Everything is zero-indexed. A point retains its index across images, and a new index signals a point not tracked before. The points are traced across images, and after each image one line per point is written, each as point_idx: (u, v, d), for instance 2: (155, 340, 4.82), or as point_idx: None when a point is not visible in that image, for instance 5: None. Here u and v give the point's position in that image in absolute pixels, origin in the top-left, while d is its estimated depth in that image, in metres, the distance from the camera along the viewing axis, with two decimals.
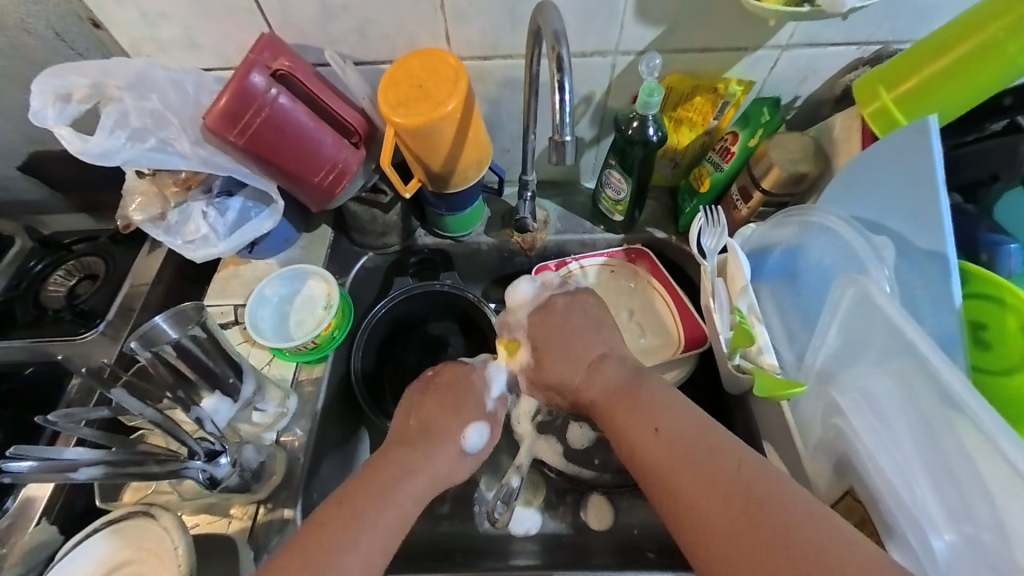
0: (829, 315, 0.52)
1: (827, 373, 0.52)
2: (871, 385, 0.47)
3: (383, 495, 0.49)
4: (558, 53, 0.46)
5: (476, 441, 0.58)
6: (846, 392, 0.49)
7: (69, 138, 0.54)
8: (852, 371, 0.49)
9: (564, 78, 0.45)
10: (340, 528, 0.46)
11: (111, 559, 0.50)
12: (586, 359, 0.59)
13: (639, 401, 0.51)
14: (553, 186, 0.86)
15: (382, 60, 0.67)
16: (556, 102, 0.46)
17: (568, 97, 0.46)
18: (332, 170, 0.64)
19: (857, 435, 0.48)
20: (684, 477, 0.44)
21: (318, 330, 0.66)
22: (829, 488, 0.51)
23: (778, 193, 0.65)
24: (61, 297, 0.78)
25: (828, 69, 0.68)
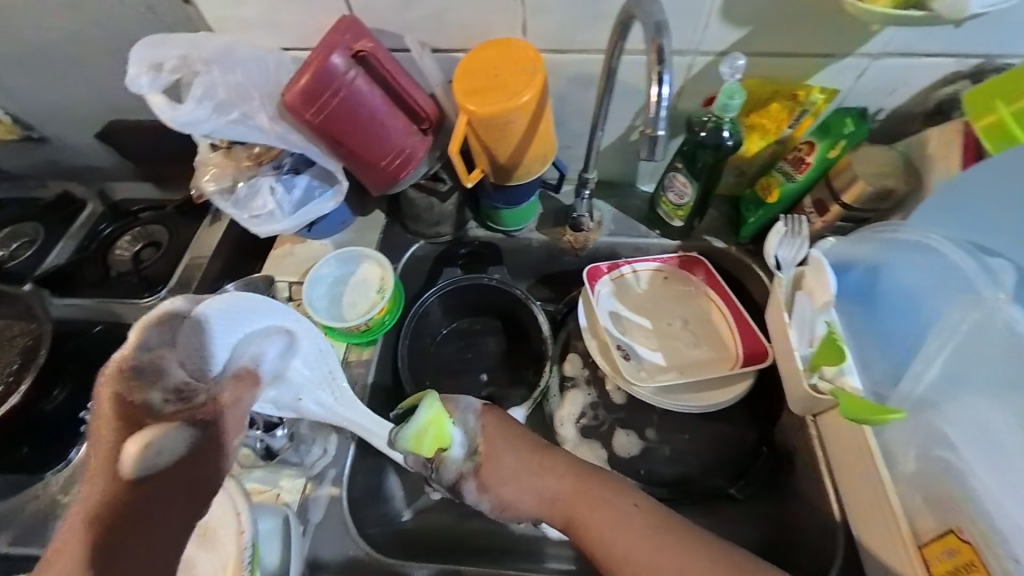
0: (941, 337, 0.50)
1: (928, 401, 0.49)
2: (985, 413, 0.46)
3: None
4: (659, 45, 0.44)
5: (154, 454, 0.37)
6: (956, 422, 0.47)
7: (162, 106, 0.55)
8: (962, 399, 0.47)
9: (665, 71, 0.44)
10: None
11: None
12: (541, 491, 0.57)
13: (595, 498, 0.54)
14: (608, 187, 0.85)
15: (456, 49, 0.66)
16: (652, 96, 0.44)
17: (666, 90, 0.44)
18: (399, 155, 0.65)
19: (970, 466, 0.45)
20: (664, 555, 0.49)
21: (372, 312, 0.68)
22: (920, 525, 0.48)
23: (860, 208, 0.62)
24: (126, 262, 0.81)
25: (920, 81, 0.64)
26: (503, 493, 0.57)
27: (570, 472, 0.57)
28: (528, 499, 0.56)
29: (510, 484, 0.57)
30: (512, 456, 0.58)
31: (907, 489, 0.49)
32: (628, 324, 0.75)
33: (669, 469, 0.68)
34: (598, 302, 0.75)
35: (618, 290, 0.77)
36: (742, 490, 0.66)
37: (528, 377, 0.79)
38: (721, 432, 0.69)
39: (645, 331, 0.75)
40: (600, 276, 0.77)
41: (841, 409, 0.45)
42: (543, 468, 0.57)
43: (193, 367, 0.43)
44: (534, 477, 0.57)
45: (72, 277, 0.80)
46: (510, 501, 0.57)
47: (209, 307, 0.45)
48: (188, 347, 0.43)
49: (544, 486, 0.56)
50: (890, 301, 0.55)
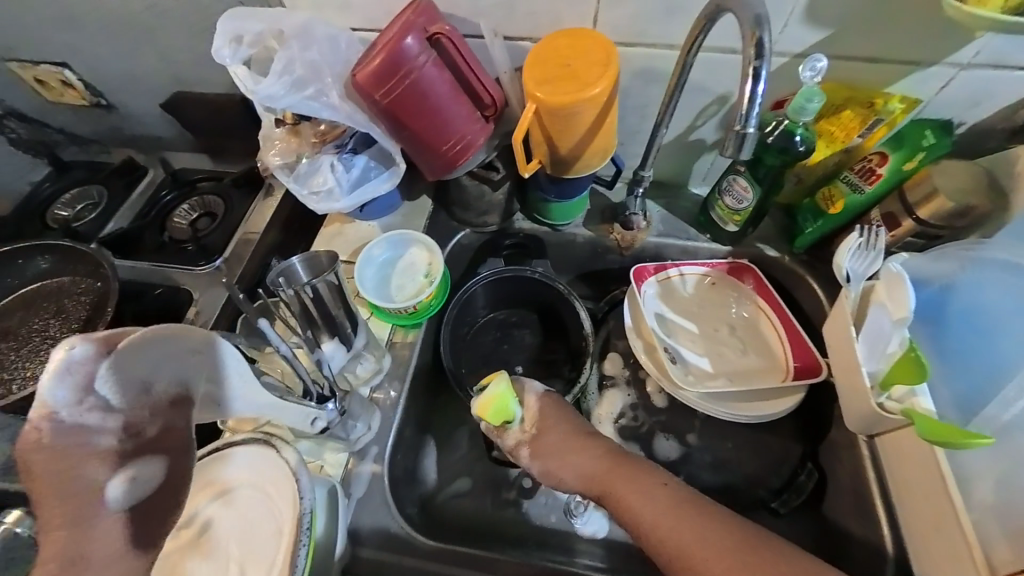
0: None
1: (1013, 426, 0.48)
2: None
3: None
4: (757, 39, 0.43)
5: (120, 494, 0.32)
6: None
7: (244, 78, 0.57)
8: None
9: (763, 67, 0.43)
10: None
11: (214, 485, 0.51)
12: (581, 468, 0.57)
13: (632, 476, 0.54)
14: (658, 187, 0.83)
15: (523, 38, 0.66)
16: (746, 94, 0.44)
17: (761, 88, 0.44)
18: (460, 141, 0.65)
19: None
20: (681, 529, 0.49)
21: (420, 297, 0.68)
22: (997, 560, 0.45)
23: (933, 224, 0.59)
24: (185, 230, 0.84)
25: (1009, 95, 0.61)
26: (554, 469, 0.58)
27: (604, 449, 0.57)
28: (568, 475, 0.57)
29: (558, 457, 0.58)
30: (557, 432, 0.59)
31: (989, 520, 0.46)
32: (673, 328, 0.74)
33: (709, 478, 0.67)
34: (643, 302, 0.74)
35: (664, 292, 0.76)
36: (784, 505, 0.64)
37: (565, 373, 0.79)
38: (763, 445, 0.67)
39: (690, 335, 0.74)
40: (646, 277, 0.75)
41: (920, 429, 0.43)
42: (584, 446, 0.58)
43: (178, 386, 0.35)
44: (575, 453, 0.58)
45: (134, 241, 0.83)
46: (557, 474, 0.58)
47: (229, 360, 0.38)
48: (107, 398, 0.31)
49: (582, 464, 0.57)
50: (969, 322, 0.53)
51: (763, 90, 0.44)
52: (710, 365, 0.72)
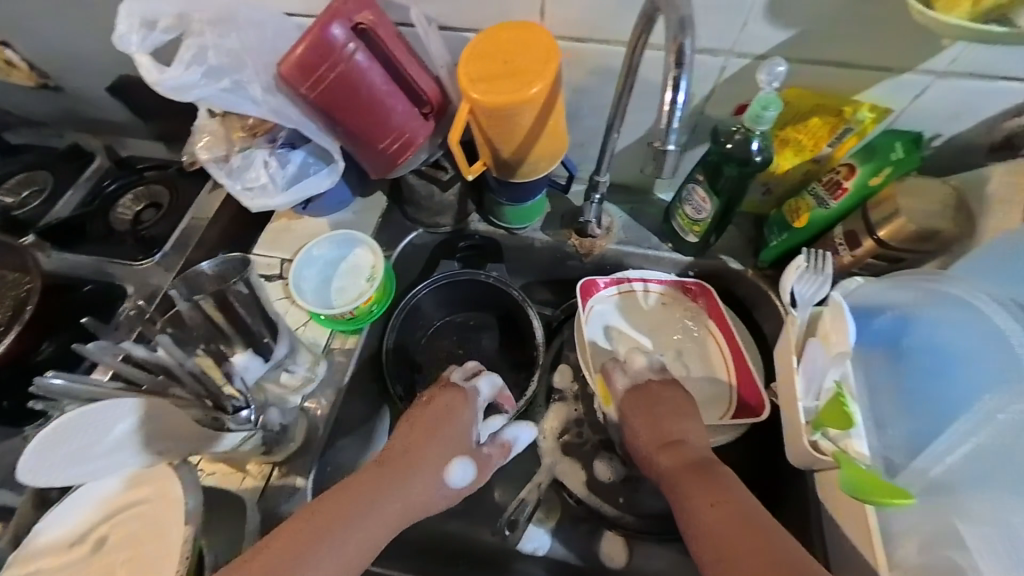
0: (970, 424, 0.43)
1: (942, 485, 0.44)
2: (1009, 515, 0.40)
3: (364, 519, 0.48)
4: (680, 44, 0.40)
5: (460, 476, 0.56)
6: (973, 521, 0.41)
7: (148, 66, 0.52)
8: (986, 495, 0.41)
9: (683, 76, 0.39)
10: (322, 537, 0.45)
11: (109, 505, 0.48)
12: (662, 433, 0.55)
13: (713, 474, 0.49)
14: (624, 191, 0.78)
15: (468, 29, 0.61)
16: (667, 102, 0.40)
17: (682, 98, 0.40)
18: (398, 138, 0.60)
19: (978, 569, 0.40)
20: (723, 522, 0.44)
21: (358, 302, 0.65)
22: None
23: (898, 247, 0.55)
24: (127, 221, 0.80)
25: (990, 107, 0.56)
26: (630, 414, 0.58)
27: (692, 457, 0.52)
28: (653, 439, 0.55)
29: (643, 420, 0.57)
30: (671, 404, 0.57)
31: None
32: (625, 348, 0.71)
33: (658, 501, 0.66)
34: (593, 321, 0.71)
35: (617, 309, 0.72)
36: None
37: (519, 382, 0.76)
38: None
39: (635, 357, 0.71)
40: (594, 295, 0.72)
41: (847, 486, 0.40)
42: (683, 413, 0.57)
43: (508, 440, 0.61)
44: (651, 432, 0.55)
45: (73, 231, 0.79)
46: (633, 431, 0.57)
47: (523, 435, 0.62)
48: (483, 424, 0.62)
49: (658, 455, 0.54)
50: (922, 359, 0.49)
51: (685, 100, 0.40)
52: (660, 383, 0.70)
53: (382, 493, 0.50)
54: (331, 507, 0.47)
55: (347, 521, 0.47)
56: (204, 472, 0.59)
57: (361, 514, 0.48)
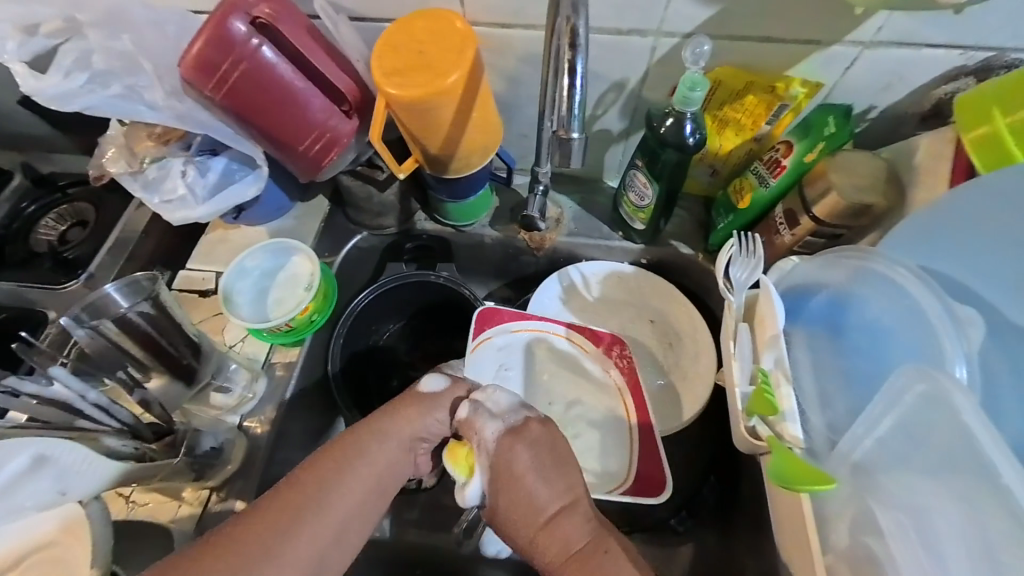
0: (884, 404, 0.40)
1: (863, 469, 0.41)
2: (924, 500, 0.37)
3: (366, 456, 0.46)
4: (574, 26, 0.41)
5: (435, 384, 0.52)
6: (889, 505, 0.39)
7: (24, 75, 0.49)
8: (901, 478, 0.39)
9: (578, 57, 0.41)
10: (323, 479, 0.43)
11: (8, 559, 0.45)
12: (539, 516, 0.46)
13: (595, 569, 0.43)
14: (571, 180, 0.76)
15: (386, 20, 0.57)
16: (564, 87, 0.41)
17: (579, 82, 0.41)
18: (319, 138, 0.57)
19: (895, 561, 0.37)
20: None
21: (294, 313, 0.62)
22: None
23: (833, 224, 0.55)
24: (50, 242, 0.76)
25: (918, 76, 0.56)
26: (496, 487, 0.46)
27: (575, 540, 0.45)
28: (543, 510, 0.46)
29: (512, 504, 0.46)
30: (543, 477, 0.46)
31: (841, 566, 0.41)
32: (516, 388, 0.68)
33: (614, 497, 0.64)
34: (480, 357, 0.67)
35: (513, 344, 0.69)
36: (683, 522, 0.65)
37: None
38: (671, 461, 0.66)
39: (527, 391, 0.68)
40: (484, 331, 0.68)
41: (774, 472, 0.40)
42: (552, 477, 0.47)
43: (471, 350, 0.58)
44: (535, 518, 0.45)
45: None
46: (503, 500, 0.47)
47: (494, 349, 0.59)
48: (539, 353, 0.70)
49: (530, 510, 0.45)
50: (856, 339, 0.49)
51: (582, 84, 0.41)
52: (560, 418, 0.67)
53: (376, 434, 0.47)
54: (330, 459, 0.45)
55: (344, 462, 0.45)
56: (136, 503, 0.56)
57: (362, 453, 0.46)
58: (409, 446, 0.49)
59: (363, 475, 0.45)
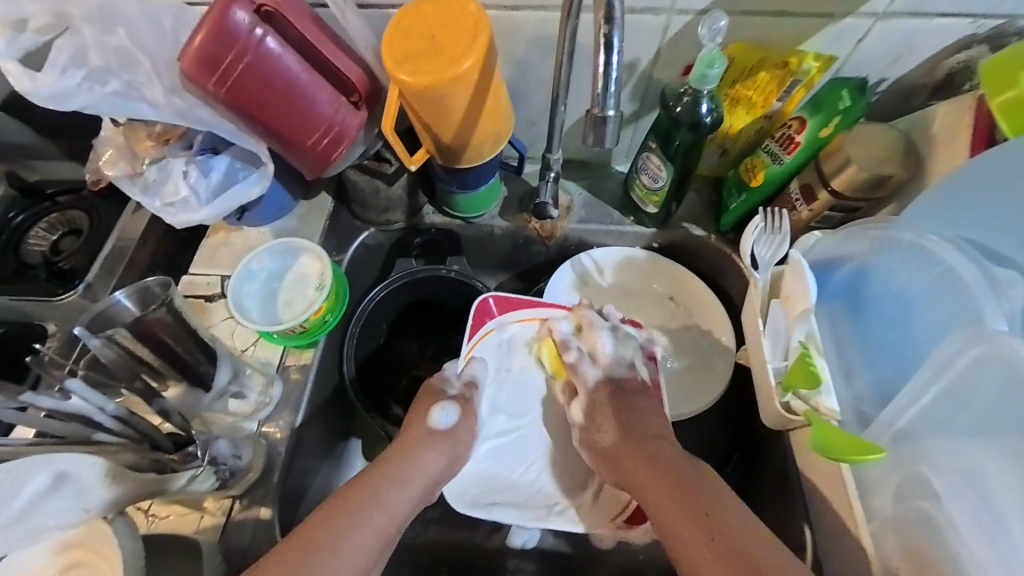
0: (928, 374, 0.40)
1: (907, 435, 0.42)
2: (976, 463, 0.37)
3: (383, 504, 0.49)
4: (610, 1, 0.39)
5: (445, 418, 0.57)
6: (938, 469, 0.40)
7: (17, 74, 0.47)
8: (948, 442, 0.40)
9: (613, 34, 0.39)
10: (337, 526, 0.46)
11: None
12: (640, 434, 0.52)
13: (681, 477, 0.47)
14: (580, 167, 0.75)
15: (392, 5, 0.55)
16: (602, 65, 0.40)
17: (615, 59, 0.40)
18: (327, 132, 0.55)
19: (949, 522, 0.38)
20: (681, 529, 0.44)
21: (307, 313, 0.60)
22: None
23: (851, 197, 0.54)
24: (41, 252, 0.72)
25: (929, 47, 0.56)
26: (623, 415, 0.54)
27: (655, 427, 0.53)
28: (614, 429, 0.54)
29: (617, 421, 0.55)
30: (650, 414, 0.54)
31: (887, 532, 0.43)
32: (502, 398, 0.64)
33: None
34: (479, 350, 0.63)
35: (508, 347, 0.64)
36: None
37: None
38: (692, 443, 0.65)
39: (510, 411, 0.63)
40: (484, 323, 0.63)
41: (819, 446, 0.40)
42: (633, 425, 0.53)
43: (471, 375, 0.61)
44: (625, 440, 0.53)
45: None
46: (603, 426, 0.55)
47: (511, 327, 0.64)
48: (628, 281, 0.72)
49: (626, 443, 0.53)
50: (883, 309, 0.49)
51: (618, 63, 0.40)
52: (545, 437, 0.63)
53: (390, 480, 0.51)
54: (345, 504, 0.47)
55: (363, 509, 0.48)
56: (155, 517, 0.54)
57: (380, 500, 0.49)
58: (427, 485, 0.53)
59: (377, 526, 0.47)
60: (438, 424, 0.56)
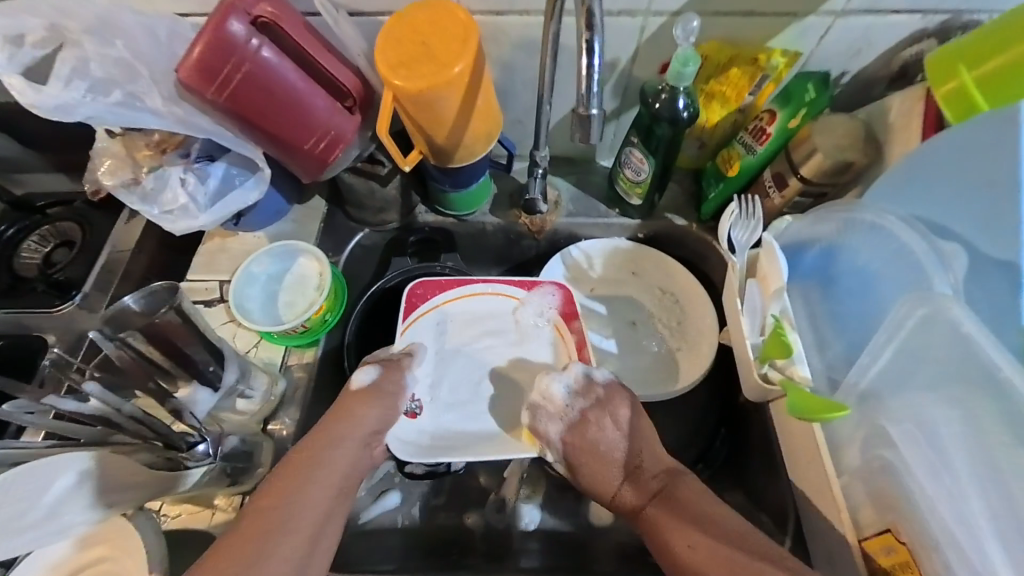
0: (885, 335, 0.44)
1: (871, 395, 0.46)
2: (930, 416, 0.42)
3: (325, 462, 0.50)
4: (588, 8, 0.42)
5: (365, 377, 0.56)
6: (896, 421, 0.44)
7: (22, 87, 0.48)
8: (905, 398, 0.44)
9: (594, 39, 0.42)
10: (285, 496, 0.47)
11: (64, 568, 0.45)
12: (622, 460, 0.54)
13: (679, 504, 0.49)
14: (566, 162, 0.78)
15: (382, 13, 0.58)
16: (583, 68, 0.43)
17: (596, 62, 0.43)
18: (324, 136, 0.57)
19: (907, 469, 0.43)
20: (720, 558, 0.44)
21: (309, 313, 0.62)
22: (863, 520, 0.46)
23: (819, 182, 0.59)
24: (36, 265, 0.72)
25: (886, 42, 0.60)
26: (590, 443, 0.55)
27: (653, 485, 0.52)
28: (615, 477, 0.53)
29: (590, 462, 0.54)
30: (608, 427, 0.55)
31: (855, 482, 0.47)
32: (441, 364, 0.66)
33: None
34: (413, 330, 0.66)
35: (435, 320, 0.67)
36: (699, 474, 0.66)
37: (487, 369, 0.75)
38: (682, 421, 0.68)
39: (452, 374, 0.66)
40: (417, 306, 0.67)
41: (790, 407, 0.44)
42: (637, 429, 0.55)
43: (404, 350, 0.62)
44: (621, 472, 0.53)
45: None
46: (582, 473, 0.54)
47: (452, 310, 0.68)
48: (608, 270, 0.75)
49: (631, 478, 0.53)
50: (849, 284, 0.53)
51: (599, 64, 0.43)
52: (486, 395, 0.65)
53: (332, 440, 0.51)
54: (287, 476, 0.48)
55: (307, 471, 0.49)
56: (167, 516, 0.56)
57: (318, 461, 0.50)
58: (364, 438, 0.53)
59: (324, 482, 0.49)
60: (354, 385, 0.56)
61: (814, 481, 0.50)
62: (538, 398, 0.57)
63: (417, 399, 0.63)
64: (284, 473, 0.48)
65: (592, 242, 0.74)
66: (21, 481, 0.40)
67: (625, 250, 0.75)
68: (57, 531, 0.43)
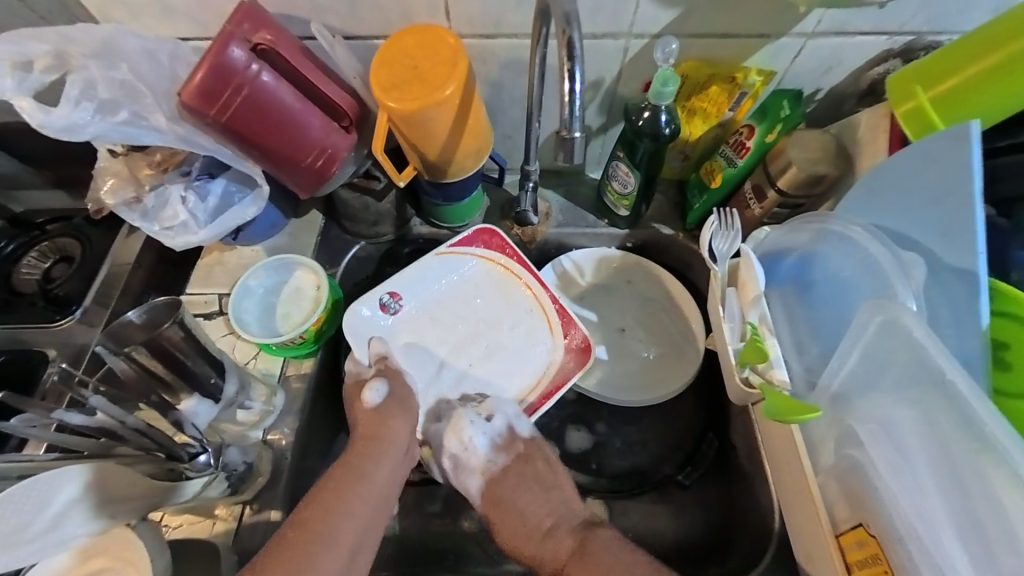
0: (852, 339, 0.47)
1: (842, 397, 0.49)
2: (892, 415, 0.44)
3: (367, 477, 0.53)
4: (569, 37, 0.45)
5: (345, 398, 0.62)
6: (864, 421, 0.46)
7: (30, 110, 0.50)
8: (873, 399, 0.46)
9: (575, 67, 0.45)
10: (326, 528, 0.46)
11: None
12: (539, 525, 0.58)
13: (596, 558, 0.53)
14: (555, 175, 0.80)
15: (375, 36, 0.61)
16: (565, 93, 0.45)
17: (577, 87, 0.45)
18: (319, 154, 0.59)
19: (874, 466, 0.45)
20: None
21: (307, 325, 0.63)
22: (837, 516, 0.48)
23: (794, 194, 0.62)
24: (34, 281, 0.73)
25: (855, 61, 0.63)
26: (501, 492, 0.60)
27: (569, 543, 0.56)
28: (540, 525, 0.58)
29: (507, 515, 0.59)
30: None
31: (830, 481, 0.50)
32: (433, 305, 0.72)
33: (620, 462, 0.69)
34: (450, 257, 0.72)
35: (445, 265, 0.72)
36: (688, 476, 0.68)
37: None
38: (671, 423, 0.71)
39: (435, 315, 0.72)
40: (468, 248, 0.73)
41: (768, 409, 0.46)
42: (547, 486, 0.60)
43: (394, 297, 0.71)
44: (535, 542, 0.58)
45: None
46: (498, 526, 0.60)
47: (478, 287, 0.73)
48: (601, 277, 0.77)
49: (544, 547, 0.57)
50: (822, 289, 0.56)
51: (580, 89, 0.46)
52: (445, 341, 0.71)
53: (370, 458, 0.54)
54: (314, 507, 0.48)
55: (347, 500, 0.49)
56: (167, 527, 0.57)
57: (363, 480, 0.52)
58: (402, 453, 0.57)
59: (368, 499, 0.51)
60: (366, 400, 0.58)
61: (793, 481, 0.53)
62: (504, 410, 0.64)
63: (400, 304, 0.71)
64: (323, 494, 0.49)
65: (581, 253, 0.77)
66: (24, 493, 0.41)
67: (622, 260, 0.77)
68: (60, 544, 0.44)
